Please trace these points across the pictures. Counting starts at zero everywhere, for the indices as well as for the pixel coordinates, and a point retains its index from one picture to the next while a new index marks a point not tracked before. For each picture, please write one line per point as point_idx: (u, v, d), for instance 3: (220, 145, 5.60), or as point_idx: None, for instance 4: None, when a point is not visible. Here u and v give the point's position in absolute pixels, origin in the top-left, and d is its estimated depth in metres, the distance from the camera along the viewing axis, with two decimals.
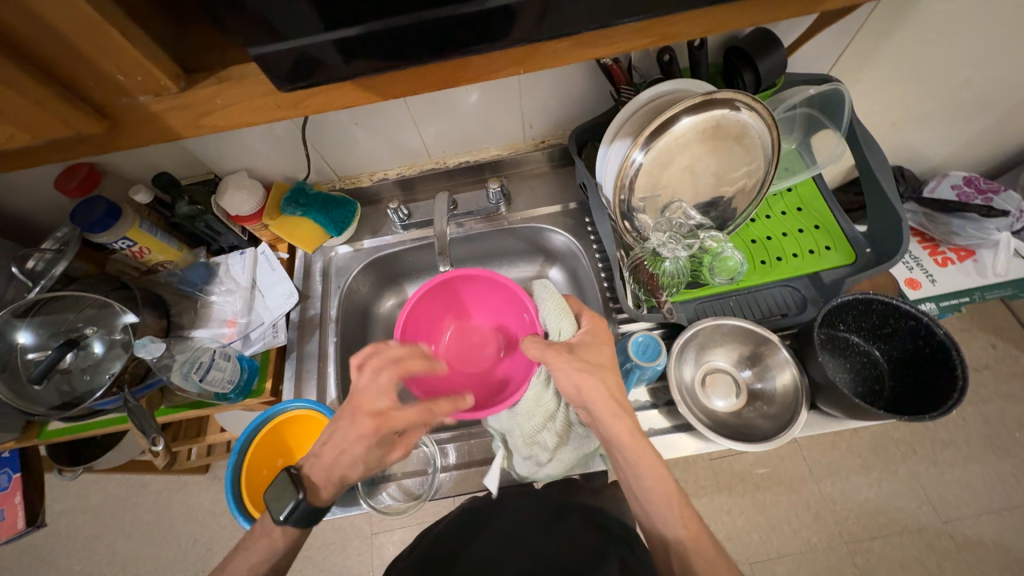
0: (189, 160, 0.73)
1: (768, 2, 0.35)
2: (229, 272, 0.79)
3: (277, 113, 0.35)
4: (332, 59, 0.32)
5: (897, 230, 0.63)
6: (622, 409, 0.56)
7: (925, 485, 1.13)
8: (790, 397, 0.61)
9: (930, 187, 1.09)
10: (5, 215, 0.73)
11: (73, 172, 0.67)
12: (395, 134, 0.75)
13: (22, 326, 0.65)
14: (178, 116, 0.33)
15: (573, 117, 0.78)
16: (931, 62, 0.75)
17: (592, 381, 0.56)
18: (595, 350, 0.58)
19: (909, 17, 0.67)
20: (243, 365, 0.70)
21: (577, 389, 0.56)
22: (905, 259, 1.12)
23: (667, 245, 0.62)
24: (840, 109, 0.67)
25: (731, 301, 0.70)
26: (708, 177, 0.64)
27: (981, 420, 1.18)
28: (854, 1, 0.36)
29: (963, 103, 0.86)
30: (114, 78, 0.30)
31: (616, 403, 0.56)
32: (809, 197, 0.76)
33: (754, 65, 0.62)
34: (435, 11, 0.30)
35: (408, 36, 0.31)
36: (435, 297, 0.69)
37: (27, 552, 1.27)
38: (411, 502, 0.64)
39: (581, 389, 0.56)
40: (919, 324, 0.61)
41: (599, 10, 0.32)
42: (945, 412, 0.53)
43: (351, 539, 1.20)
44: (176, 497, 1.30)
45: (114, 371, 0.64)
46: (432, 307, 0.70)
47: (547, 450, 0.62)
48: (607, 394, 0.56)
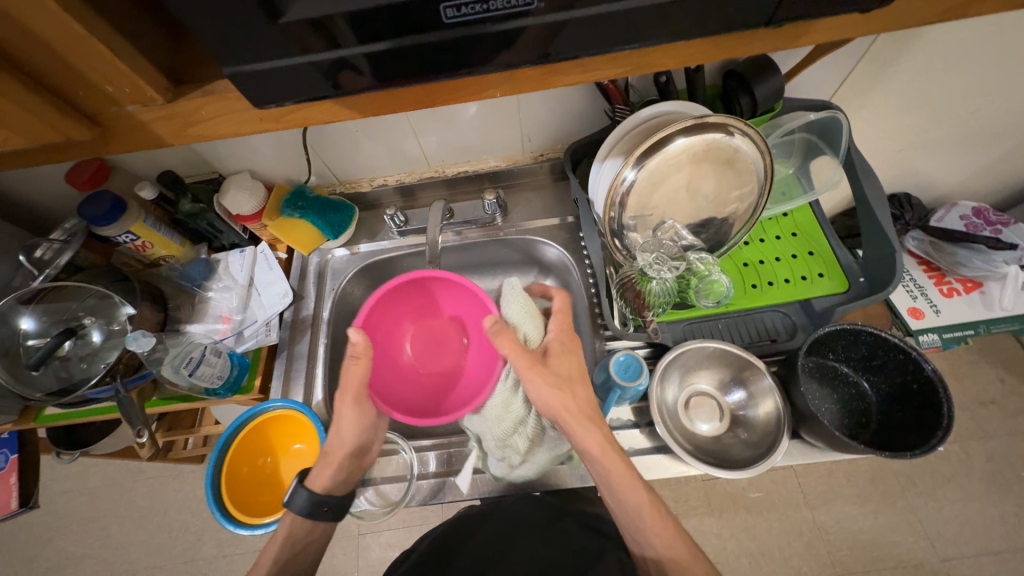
0: (194, 160, 0.75)
1: (739, 38, 0.36)
2: (227, 269, 0.81)
3: (262, 127, 0.37)
4: (309, 80, 0.33)
5: (891, 261, 0.63)
6: (595, 419, 0.57)
7: (923, 520, 1.10)
8: (772, 424, 0.61)
9: (938, 216, 1.07)
10: (18, 204, 0.76)
11: (83, 166, 0.69)
12: (395, 142, 0.76)
13: (25, 313, 0.68)
14: (165, 125, 0.35)
15: (572, 133, 0.79)
16: (937, 92, 0.75)
17: (563, 393, 0.57)
18: (567, 362, 0.60)
19: (911, 48, 0.66)
20: (233, 361, 0.72)
21: (551, 403, 0.57)
22: (909, 287, 1.10)
23: (654, 266, 0.63)
24: (837, 136, 0.67)
25: (719, 323, 0.69)
26: (701, 198, 0.64)
27: (984, 456, 1.15)
28: (826, 39, 0.37)
29: (971, 133, 0.85)
30: (104, 88, 0.32)
31: (587, 416, 0.57)
32: (806, 222, 0.75)
33: (750, 89, 0.62)
34: (414, 38, 0.31)
35: (388, 61, 0.32)
36: (395, 301, 0.70)
37: (25, 530, 1.30)
38: (387, 508, 0.65)
39: (553, 403, 0.57)
40: (907, 358, 0.60)
41: (571, 42, 0.33)
42: (930, 449, 0.53)
43: (338, 538, 1.20)
44: (171, 485, 1.32)
45: (109, 361, 0.66)
46: (395, 309, 0.71)
47: (519, 452, 0.64)
48: (582, 406, 0.57)
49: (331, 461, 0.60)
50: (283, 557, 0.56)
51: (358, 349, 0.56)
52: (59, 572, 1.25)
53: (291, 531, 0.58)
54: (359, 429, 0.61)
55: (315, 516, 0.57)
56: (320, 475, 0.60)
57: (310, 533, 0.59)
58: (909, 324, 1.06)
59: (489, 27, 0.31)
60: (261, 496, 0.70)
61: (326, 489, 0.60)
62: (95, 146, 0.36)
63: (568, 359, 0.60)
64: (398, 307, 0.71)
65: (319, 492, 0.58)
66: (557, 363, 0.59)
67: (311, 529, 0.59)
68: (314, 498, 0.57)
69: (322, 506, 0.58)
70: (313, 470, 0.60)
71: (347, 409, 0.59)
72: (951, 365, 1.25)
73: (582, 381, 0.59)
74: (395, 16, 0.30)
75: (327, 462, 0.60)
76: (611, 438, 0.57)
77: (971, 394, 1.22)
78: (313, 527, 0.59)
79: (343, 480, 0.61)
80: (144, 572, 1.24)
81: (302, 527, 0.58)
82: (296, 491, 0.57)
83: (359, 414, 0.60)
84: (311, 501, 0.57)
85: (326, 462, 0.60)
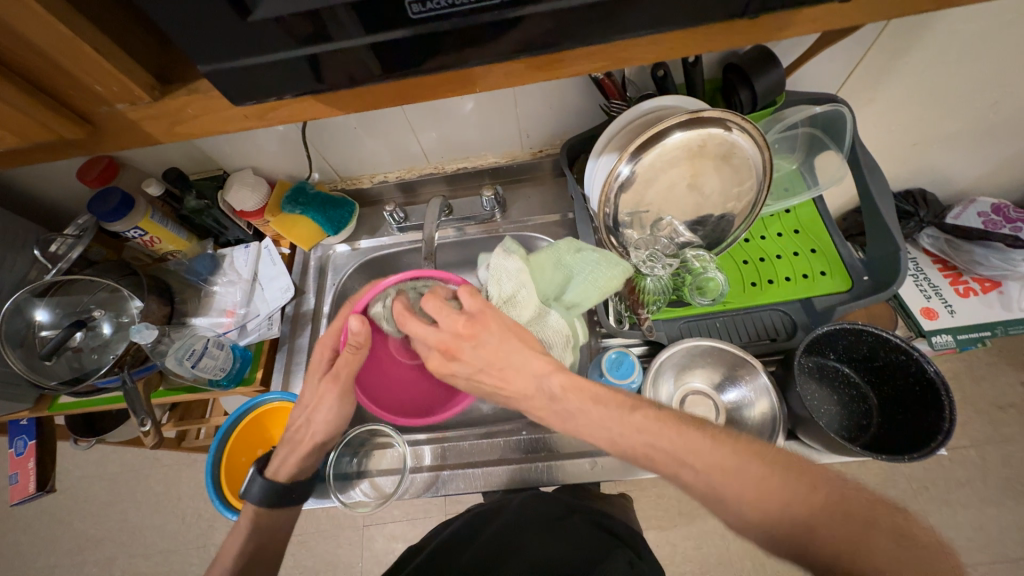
0: (199, 157, 0.77)
1: (718, 34, 0.36)
2: (232, 264, 0.83)
3: (246, 125, 0.38)
4: (287, 80, 0.34)
5: (895, 259, 0.61)
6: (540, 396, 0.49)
7: (935, 525, 1.07)
8: (767, 425, 0.60)
9: (954, 213, 1.03)
10: (34, 201, 0.79)
11: (93, 164, 0.71)
12: (394, 138, 0.77)
13: (40, 305, 0.71)
14: (153, 123, 0.37)
15: (571, 128, 0.78)
16: (950, 84, 0.72)
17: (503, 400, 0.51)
18: (475, 365, 0.49)
19: (920, 38, 0.64)
20: (236, 354, 0.74)
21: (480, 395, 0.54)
22: (923, 286, 1.07)
23: (647, 263, 0.61)
24: (842, 131, 0.65)
25: (717, 322, 0.68)
26: (699, 194, 0.63)
27: (1001, 461, 1.11)
28: (808, 31, 0.36)
29: (988, 127, 0.82)
30: (94, 90, 0.34)
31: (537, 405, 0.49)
32: (809, 220, 0.74)
33: (750, 83, 0.60)
34: (392, 33, 0.32)
35: (367, 56, 0.33)
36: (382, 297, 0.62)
37: (48, 513, 1.36)
38: (380, 500, 0.66)
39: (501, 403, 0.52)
40: (910, 360, 0.58)
41: (541, 39, 0.33)
42: (928, 453, 0.52)
43: (344, 528, 1.22)
44: (185, 473, 1.36)
45: (117, 353, 0.69)
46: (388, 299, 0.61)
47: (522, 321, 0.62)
48: (529, 399, 0.49)
49: (293, 451, 0.61)
50: (249, 549, 0.58)
51: (361, 338, 0.53)
52: (79, 553, 1.30)
53: (259, 524, 0.60)
54: (334, 420, 0.60)
55: (280, 503, 0.59)
56: (283, 465, 0.62)
57: (279, 521, 0.61)
58: (921, 325, 1.03)
59: (464, 21, 0.31)
60: None
61: (292, 475, 0.62)
62: (87, 144, 0.38)
63: (480, 364, 0.49)
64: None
65: (282, 483, 0.60)
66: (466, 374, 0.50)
67: (280, 519, 0.61)
68: (272, 488, 0.59)
69: (286, 494, 0.60)
70: (277, 459, 0.62)
71: (331, 400, 0.59)
72: (968, 367, 1.21)
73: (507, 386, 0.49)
74: (371, 12, 0.30)
75: (294, 448, 0.61)
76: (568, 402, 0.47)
77: (989, 397, 1.17)
78: (278, 514, 0.60)
79: (310, 464, 0.63)
80: (159, 555, 1.28)
81: (270, 516, 0.60)
82: (252, 481, 0.60)
83: (340, 407, 0.60)
84: (268, 491, 0.59)
85: (292, 448, 0.61)
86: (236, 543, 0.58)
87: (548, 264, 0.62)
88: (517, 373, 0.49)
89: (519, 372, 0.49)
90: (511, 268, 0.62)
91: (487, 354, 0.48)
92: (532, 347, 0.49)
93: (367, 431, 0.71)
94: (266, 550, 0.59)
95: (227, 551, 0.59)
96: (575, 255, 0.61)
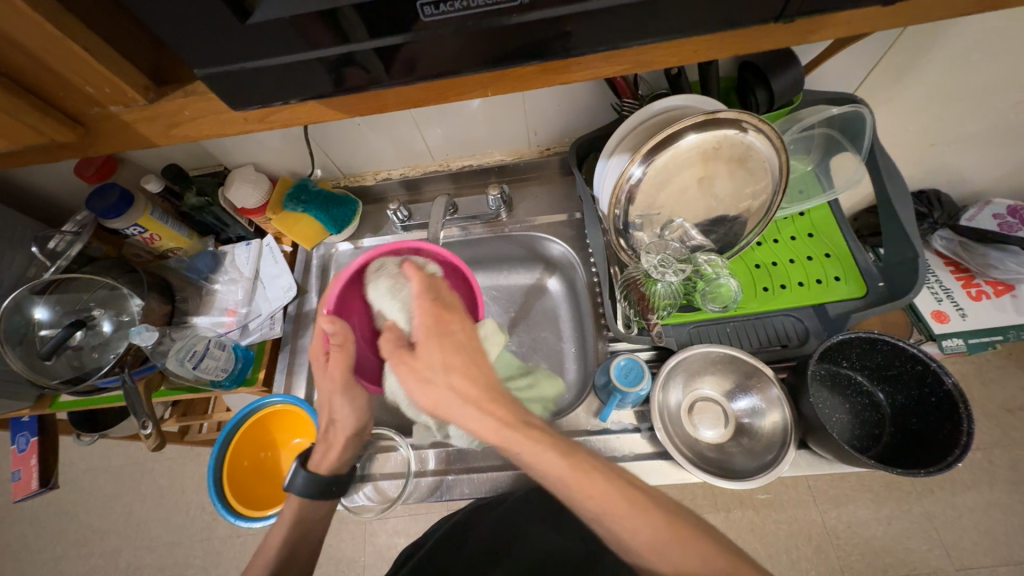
0: (200, 154, 0.75)
1: (732, 38, 0.34)
2: (234, 262, 0.81)
3: (245, 127, 0.37)
4: (291, 82, 0.32)
5: (913, 265, 0.60)
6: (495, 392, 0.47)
7: (939, 527, 1.06)
8: (777, 436, 0.59)
9: (969, 215, 1.01)
10: (34, 197, 0.78)
11: (91, 159, 0.70)
12: (399, 135, 0.75)
13: (39, 302, 0.70)
14: (148, 125, 0.36)
15: (580, 127, 0.76)
16: (971, 85, 0.69)
17: (437, 386, 0.46)
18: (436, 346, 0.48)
19: (945, 36, 0.61)
20: (238, 354, 0.73)
21: (426, 397, 0.46)
22: (934, 289, 1.05)
23: (658, 268, 0.60)
24: (861, 132, 0.63)
25: (728, 327, 0.67)
26: (712, 196, 0.61)
27: (1007, 464, 1.10)
28: (836, 35, 0.34)
29: (1011, 127, 0.79)
30: (84, 91, 0.33)
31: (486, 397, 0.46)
32: (824, 223, 0.72)
33: (768, 82, 0.58)
34: (397, 37, 0.30)
35: (372, 59, 0.31)
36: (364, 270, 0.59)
37: (53, 505, 1.37)
38: (384, 504, 0.65)
39: (426, 397, 0.46)
40: (926, 370, 0.57)
41: (554, 40, 0.31)
42: (945, 468, 0.51)
43: (346, 523, 1.22)
44: (188, 466, 1.36)
45: (118, 352, 0.68)
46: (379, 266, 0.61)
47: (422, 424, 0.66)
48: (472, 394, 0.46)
49: (331, 444, 0.60)
50: (291, 541, 0.56)
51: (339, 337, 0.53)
52: (85, 546, 1.31)
53: (299, 517, 0.58)
54: (355, 415, 0.59)
55: (322, 495, 0.58)
56: (325, 458, 0.60)
57: (318, 514, 0.59)
58: (932, 329, 1.01)
59: (474, 26, 0.29)
60: (259, 487, 0.71)
61: (334, 469, 0.60)
62: (79, 146, 0.37)
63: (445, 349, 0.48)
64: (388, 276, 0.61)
65: (324, 475, 0.58)
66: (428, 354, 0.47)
67: (320, 512, 0.59)
68: (316, 480, 0.58)
69: (330, 486, 0.58)
70: (316, 454, 0.60)
71: (338, 399, 0.58)
72: (977, 369, 1.20)
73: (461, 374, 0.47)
74: (376, 14, 0.29)
75: (330, 446, 0.60)
76: (526, 439, 0.44)
77: (997, 400, 1.16)
78: (319, 508, 0.59)
79: (350, 457, 0.61)
80: (163, 548, 1.28)
81: (310, 511, 0.58)
82: (295, 474, 0.58)
83: (353, 402, 0.59)
84: (312, 483, 0.57)
85: (328, 446, 0.60)
86: (276, 537, 0.56)
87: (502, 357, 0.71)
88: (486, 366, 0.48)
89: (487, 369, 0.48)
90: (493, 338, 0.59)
91: (470, 333, 0.50)
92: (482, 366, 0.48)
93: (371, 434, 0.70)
94: (306, 542, 0.57)
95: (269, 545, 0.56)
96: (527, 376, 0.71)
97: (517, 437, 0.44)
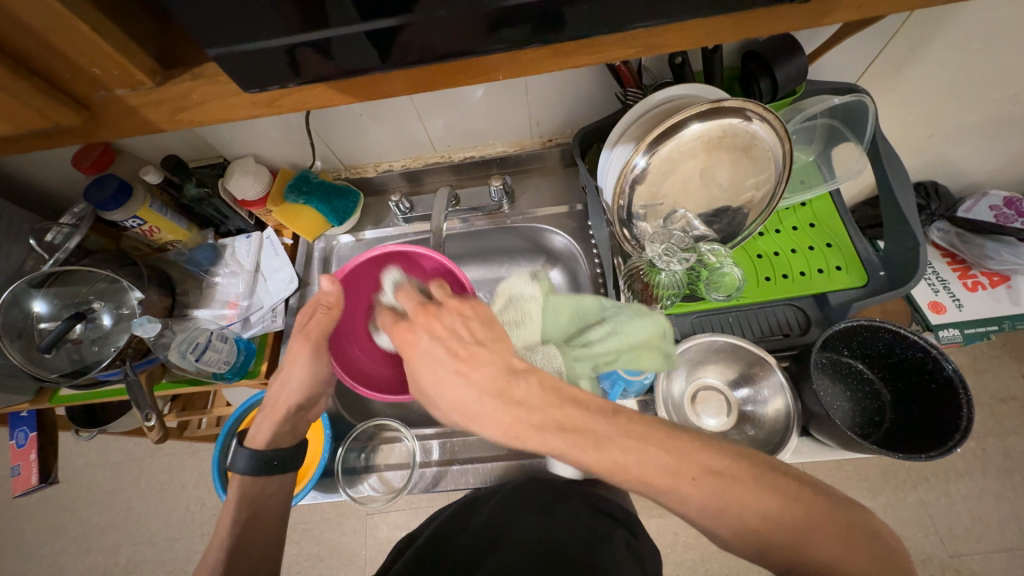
0: (199, 144, 0.75)
1: (740, 19, 0.34)
2: (234, 255, 0.81)
3: (252, 111, 0.36)
4: (301, 63, 0.32)
5: (914, 255, 0.60)
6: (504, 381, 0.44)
7: (934, 515, 1.08)
8: (780, 422, 0.60)
9: (965, 207, 1.02)
10: (31, 189, 0.77)
11: (89, 150, 0.69)
12: (401, 125, 0.74)
13: (38, 296, 0.69)
14: (155, 110, 0.36)
15: (583, 117, 0.76)
16: (970, 76, 0.70)
17: (445, 401, 0.46)
18: (422, 355, 0.47)
19: (947, 27, 0.61)
20: (240, 347, 0.73)
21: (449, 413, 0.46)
22: (931, 280, 1.06)
23: (663, 257, 0.60)
24: (862, 122, 0.63)
25: (731, 316, 0.68)
26: (715, 186, 0.61)
27: (1001, 452, 1.11)
28: (840, 17, 0.35)
29: (1009, 117, 0.79)
30: (92, 73, 0.33)
31: (493, 399, 0.43)
32: (825, 213, 0.72)
33: (771, 71, 0.58)
34: (398, 17, 0.30)
35: (374, 39, 0.31)
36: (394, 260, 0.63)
37: (51, 501, 1.36)
38: (389, 495, 0.66)
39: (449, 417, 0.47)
40: (927, 357, 0.57)
41: (564, 16, 0.31)
42: (945, 452, 0.51)
43: (347, 517, 1.23)
44: (188, 461, 1.36)
45: (119, 345, 0.67)
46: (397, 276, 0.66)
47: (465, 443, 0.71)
48: (468, 401, 0.44)
49: (271, 415, 0.58)
50: (242, 518, 0.54)
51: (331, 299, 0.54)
52: (85, 541, 1.31)
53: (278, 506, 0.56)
54: (309, 381, 0.57)
55: (262, 471, 0.56)
56: (260, 431, 0.58)
57: (269, 491, 0.57)
58: (929, 319, 1.02)
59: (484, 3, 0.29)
60: None
61: (271, 444, 0.58)
62: (85, 132, 0.37)
63: (429, 356, 0.46)
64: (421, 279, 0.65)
65: (261, 449, 0.56)
66: (422, 368, 0.47)
67: (269, 488, 0.57)
68: (256, 457, 0.55)
69: (270, 461, 0.56)
70: (256, 425, 0.58)
71: (302, 356, 0.56)
72: (971, 360, 1.21)
73: (461, 381, 0.45)
74: None
75: (270, 416, 0.58)
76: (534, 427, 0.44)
77: (991, 390, 1.18)
78: (266, 483, 0.57)
79: (289, 433, 0.59)
80: (164, 543, 1.28)
81: (256, 486, 0.56)
82: (236, 453, 0.56)
83: (315, 366, 0.57)
84: (254, 460, 0.55)
85: (271, 414, 0.58)
86: (227, 516, 0.54)
87: (563, 308, 0.59)
88: (485, 364, 0.45)
89: (487, 360, 0.45)
90: (525, 296, 0.58)
91: (450, 328, 0.48)
92: (469, 364, 0.45)
93: (374, 425, 0.72)
94: (263, 520, 0.55)
95: (220, 529, 0.54)
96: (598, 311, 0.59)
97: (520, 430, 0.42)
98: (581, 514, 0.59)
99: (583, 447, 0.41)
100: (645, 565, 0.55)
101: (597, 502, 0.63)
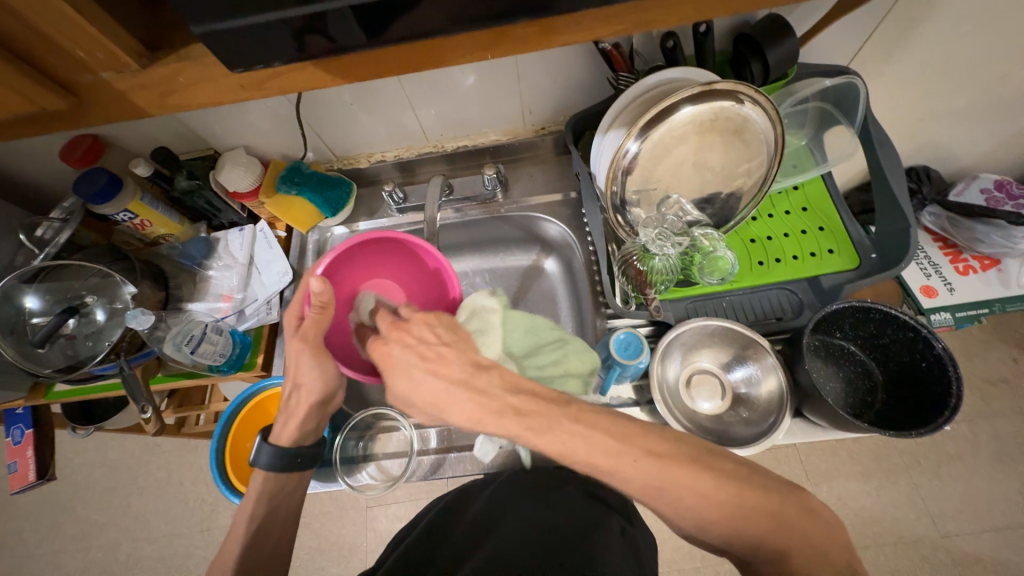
0: (188, 136, 0.74)
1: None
2: (227, 248, 0.80)
3: (241, 94, 0.36)
4: (286, 43, 0.32)
5: (905, 236, 0.61)
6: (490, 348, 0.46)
7: (925, 496, 1.09)
8: (774, 402, 0.60)
9: (957, 191, 1.03)
10: (19, 183, 0.76)
11: (77, 143, 0.68)
12: (392, 115, 0.74)
13: (29, 291, 0.68)
14: (141, 93, 0.35)
15: (575, 104, 0.76)
16: (960, 58, 0.70)
17: (419, 403, 0.48)
18: (393, 364, 0.49)
19: (938, 8, 0.61)
20: (236, 339, 0.72)
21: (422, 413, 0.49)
22: (922, 265, 1.07)
23: (656, 242, 0.61)
24: (854, 105, 0.63)
25: (724, 301, 0.68)
26: (708, 171, 0.61)
27: (991, 434, 1.13)
28: None
29: (1000, 99, 0.80)
30: (76, 55, 0.32)
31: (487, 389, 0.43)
32: (817, 196, 0.73)
33: (762, 54, 0.58)
34: None
35: (359, 16, 0.31)
36: (375, 245, 0.63)
37: (49, 499, 1.36)
38: (388, 482, 0.66)
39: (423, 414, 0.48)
40: (918, 337, 0.58)
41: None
42: (935, 429, 0.52)
43: (347, 510, 1.23)
44: (186, 457, 1.36)
45: (113, 339, 0.67)
46: (380, 264, 0.66)
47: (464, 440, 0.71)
48: (443, 398, 0.44)
49: (294, 415, 0.57)
50: (260, 514, 0.54)
51: (323, 298, 0.53)
52: (84, 539, 1.31)
53: (269, 502, 0.55)
54: (322, 380, 0.57)
55: (289, 468, 0.56)
56: (286, 428, 0.58)
57: (289, 488, 0.57)
58: (920, 303, 1.03)
59: None
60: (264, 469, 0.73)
61: (296, 440, 0.58)
62: (71, 119, 0.37)
63: (404, 362, 0.48)
64: (402, 264, 0.66)
65: (288, 446, 0.57)
66: (397, 373, 0.48)
67: (290, 484, 0.57)
68: (280, 453, 0.56)
69: (293, 459, 0.56)
70: (277, 426, 0.58)
71: (306, 358, 0.55)
72: (962, 344, 1.22)
73: (432, 381, 0.46)
74: None
75: (291, 415, 0.58)
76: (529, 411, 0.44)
77: (982, 373, 1.19)
78: (288, 479, 0.57)
79: (313, 429, 0.60)
80: (164, 539, 1.28)
81: (278, 483, 0.56)
82: (259, 450, 0.55)
83: (320, 365, 0.56)
84: (278, 456, 0.55)
85: (291, 415, 0.58)
86: (245, 513, 0.53)
87: (520, 324, 0.68)
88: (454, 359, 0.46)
89: (458, 355, 0.47)
90: (487, 308, 0.68)
91: (422, 334, 0.50)
92: (438, 366, 0.46)
93: (372, 415, 0.72)
94: (279, 518, 0.55)
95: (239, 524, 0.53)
96: (552, 331, 0.67)
97: (514, 414, 0.43)
98: (577, 501, 0.59)
99: (575, 428, 0.41)
100: (641, 549, 0.55)
101: (593, 488, 0.63)
